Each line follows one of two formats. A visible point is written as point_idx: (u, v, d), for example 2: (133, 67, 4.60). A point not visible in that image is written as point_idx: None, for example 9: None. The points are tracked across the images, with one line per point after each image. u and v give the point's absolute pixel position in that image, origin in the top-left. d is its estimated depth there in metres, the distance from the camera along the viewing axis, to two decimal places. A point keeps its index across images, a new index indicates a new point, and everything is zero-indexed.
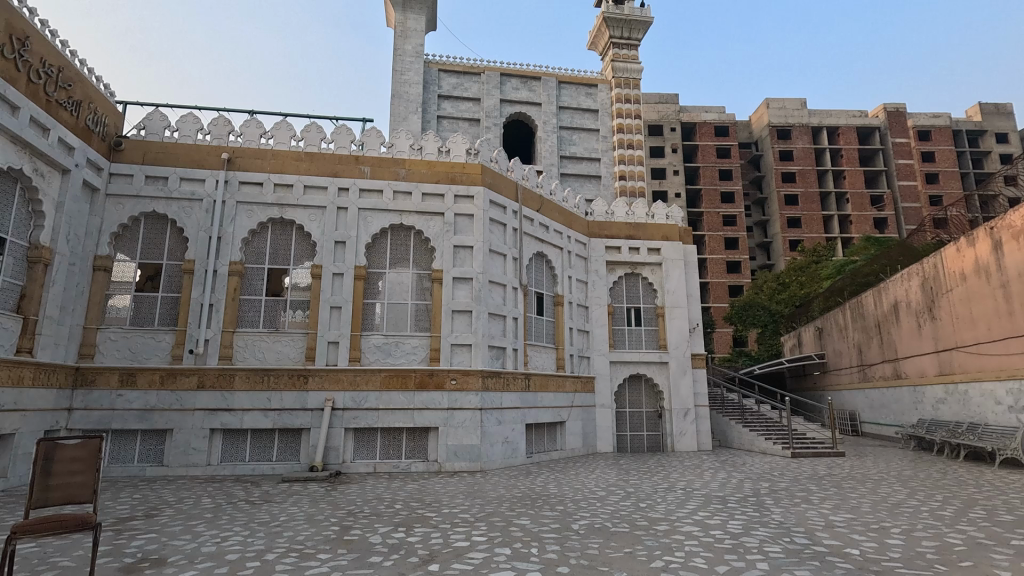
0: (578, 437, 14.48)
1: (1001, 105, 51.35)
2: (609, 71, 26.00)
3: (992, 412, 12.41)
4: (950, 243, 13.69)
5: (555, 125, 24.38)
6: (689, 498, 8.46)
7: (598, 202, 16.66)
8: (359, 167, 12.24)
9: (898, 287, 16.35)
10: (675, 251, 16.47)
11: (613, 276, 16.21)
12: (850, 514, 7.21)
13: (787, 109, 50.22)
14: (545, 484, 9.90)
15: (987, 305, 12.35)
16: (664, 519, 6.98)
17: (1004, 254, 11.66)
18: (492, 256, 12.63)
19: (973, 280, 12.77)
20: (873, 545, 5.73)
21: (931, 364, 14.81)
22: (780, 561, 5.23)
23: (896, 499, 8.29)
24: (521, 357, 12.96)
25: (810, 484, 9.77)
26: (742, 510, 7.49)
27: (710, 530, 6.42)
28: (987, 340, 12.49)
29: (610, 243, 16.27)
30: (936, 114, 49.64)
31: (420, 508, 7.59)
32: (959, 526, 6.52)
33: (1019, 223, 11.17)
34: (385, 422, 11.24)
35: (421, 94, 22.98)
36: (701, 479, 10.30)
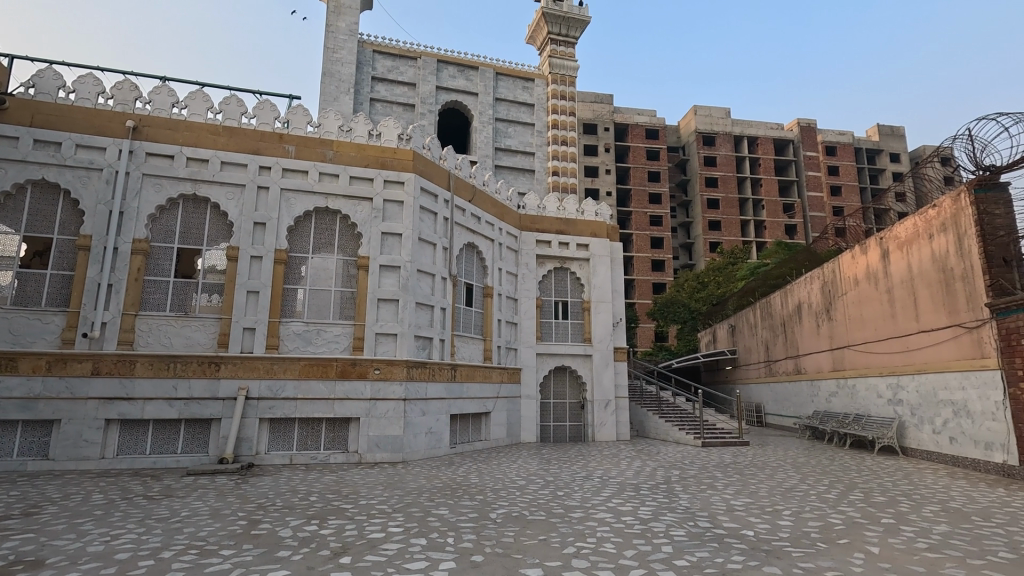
0: (503, 427, 14.62)
1: (896, 127, 56.59)
2: (546, 66, 26.22)
3: (874, 404, 13.62)
4: (846, 250, 14.96)
5: (491, 116, 24.33)
6: (605, 485, 8.80)
7: (531, 197, 16.83)
8: (283, 145, 11.65)
9: (802, 289, 17.72)
10: (603, 247, 16.95)
11: (542, 269, 16.46)
12: (749, 499, 7.76)
13: (713, 117, 52.81)
14: (467, 474, 9.91)
15: (875, 308, 13.62)
16: (579, 506, 7.21)
17: (890, 262, 12.87)
18: (422, 245, 12.44)
19: (865, 284, 14.03)
20: (766, 526, 6.21)
21: (826, 360, 16.19)
22: (684, 544, 5.54)
23: (789, 484, 8.99)
24: (448, 348, 12.87)
25: (715, 471, 10.43)
26: (653, 496, 7.88)
27: (622, 516, 6.70)
28: (873, 340, 13.79)
29: (540, 237, 16.48)
30: (842, 132, 54.03)
31: (336, 500, 7.39)
32: (840, 507, 7.20)
33: (903, 235, 12.36)
34: (304, 412, 10.84)
35: (354, 74, 22.17)
36: (617, 468, 10.73)
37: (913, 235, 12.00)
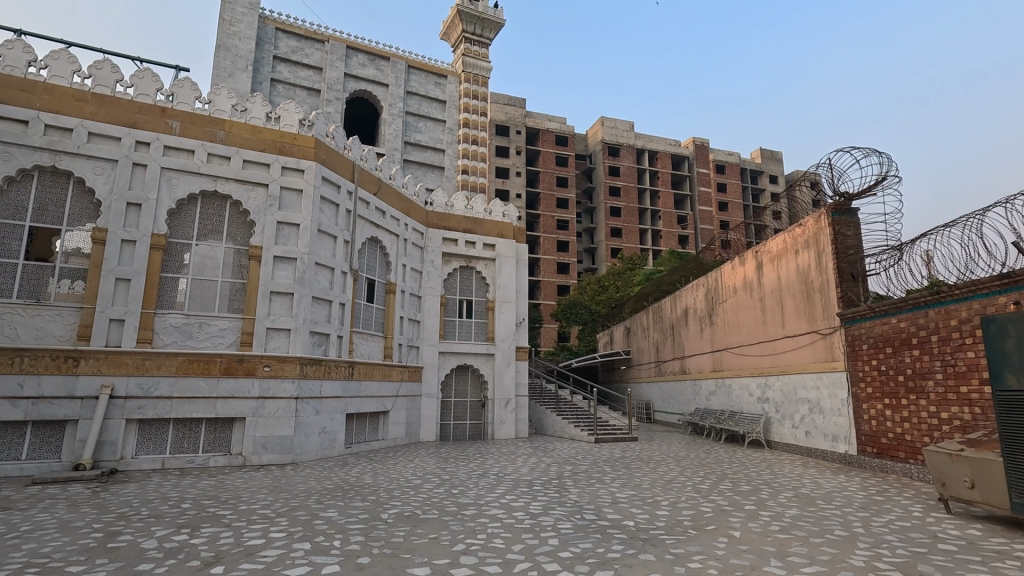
0: (401, 426, 14.36)
1: (774, 152, 62.72)
2: (459, 64, 26.16)
3: (746, 402, 15.01)
4: (728, 261, 16.37)
5: (401, 109, 23.83)
6: (500, 482, 8.95)
7: (438, 194, 16.71)
8: (166, 121, 10.65)
9: (689, 295, 19.15)
10: (509, 248, 17.21)
11: (448, 267, 16.41)
12: (632, 491, 8.25)
13: (618, 129, 55.49)
14: (360, 474, 9.63)
15: (749, 314, 15.03)
16: (473, 503, 7.28)
17: (763, 274, 14.27)
18: (321, 237, 11.90)
19: (742, 293, 15.44)
20: (645, 516, 6.64)
21: (707, 361, 17.64)
22: (569, 536, 5.78)
23: (669, 476, 9.66)
24: (346, 344, 12.43)
25: (605, 466, 10.97)
26: (544, 491, 8.13)
27: (514, 511, 6.85)
28: (746, 343, 15.21)
29: (447, 235, 16.41)
30: (730, 153, 58.98)
31: (213, 506, 6.88)
32: (710, 496, 7.88)
33: (775, 250, 13.76)
34: (180, 412, 9.97)
35: (253, 51, 20.74)
36: (513, 465, 10.96)
37: (782, 250, 13.38)
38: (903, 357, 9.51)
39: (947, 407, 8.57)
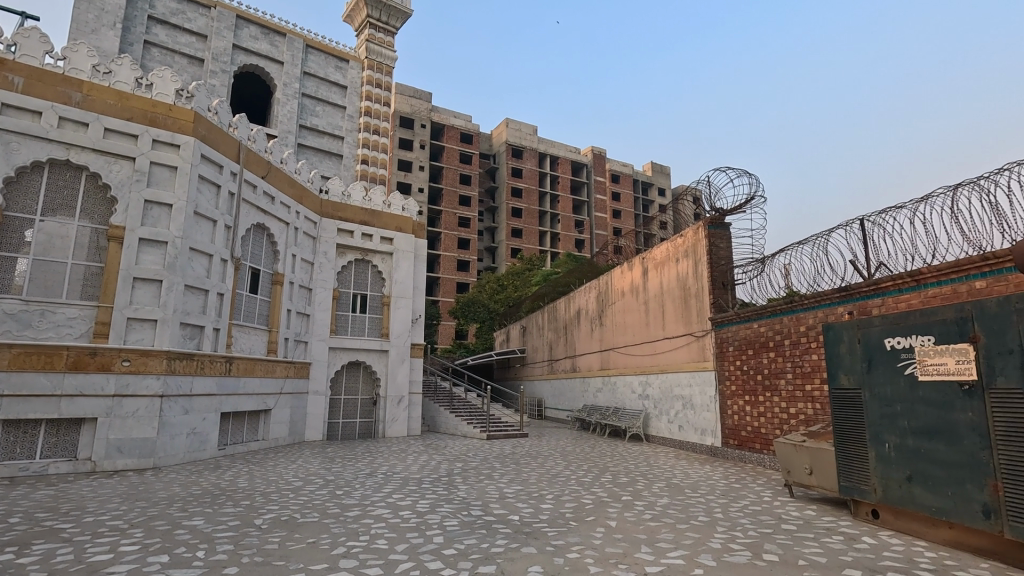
0: (284, 426, 13.53)
1: (663, 167, 67.40)
2: (362, 50, 25.19)
3: (629, 398, 15.96)
4: (618, 266, 17.31)
5: (297, 90, 22.46)
6: (387, 481, 8.74)
7: (334, 183, 15.99)
8: (5, 75, 9.19)
9: (582, 297, 19.99)
10: (407, 243, 16.85)
11: (342, 260, 15.75)
12: (519, 486, 8.45)
13: (522, 132, 56.55)
14: (235, 478, 8.94)
15: (634, 316, 16.01)
16: (357, 504, 7.04)
17: (648, 279, 15.26)
18: (198, 220, 10.84)
19: (629, 296, 16.40)
20: (530, 510, 6.83)
21: (596, 360, 18.54)
22: (455, 533, 5.78)
23: (555, 471, 10.01)
24: (223, 338, 11.47)
25: (495, 462, 11.13)
26: (433, 489, 8.07)
27: (399, 511, 6.72)
28: (631, 343, 16.19)
29: (342, 226, 15.73)
30: (625, 164, 62.44)
31: (50, 519, 6.02)
32: (592, 489, 8.28)
33: (659, 257, 14.77)
34: (13, 413, 8.64)
35: (123, 7, 18.45)
36: (403, 463, 10.76)
37: (665, 258, 14.39)
38: (762, 358, 10.61)
39: (794, 403, 9.69)
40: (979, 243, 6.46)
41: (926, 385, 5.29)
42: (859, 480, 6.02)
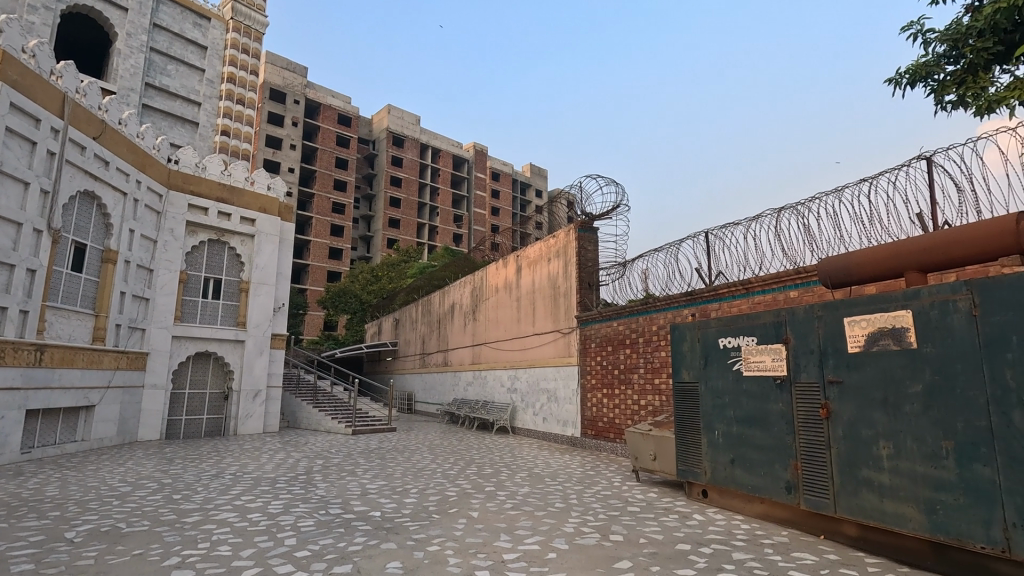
0: (112, 424, 11.87)
1: (541, 170, 70.07)
2: (227, 9, 22.81)
3: (497, 392, 16.37)
4: (493, 263, 17.65)
5: (144, 43, 19.73)
6: (236, 482, 8.06)
7: (187, 153, 14.32)
8: None
9: (456, 291, 20.09)
10: (272, 225, 15.53)
11: (193, 239, 14.18)
12: (382, 482, 8.27)
13: (404, 120, 55.27)
14: (42, 486, 7.64)
15: (506, 312, 16.44)
16: (198, 509, 6.40)
17: (521, 276, 15.75)
18: (3, 180, 9.07)
19: (502, 293, 16.80)
20: (392, 506, 6.71)
21: (467, 354, 18.74)
22: (309, 534, 5.48)
23: (422, 465, 9.94)
24: (33, 322, 9.74)
25: (358, 458, 10.77)
26: (288, 489, 7.60)
27: (248, 514, 6.23)
28: (502, 338, 16.59)
29: (194, 202, 14.16)
30: (505, 163, 63.87)
31: None
32: (456, 481, 8.36)
33: (532, 256, 15.31)
34: None
35: None
36: (256, 462, 10.00)
37: (538, 257, 14.97)
38: (619, 354, 11.46)
39: (645, 395, 10.59)
40: (794, 259, 7.58)
41: (749, 379, 6.08)
42: (693, 463, 6.78)
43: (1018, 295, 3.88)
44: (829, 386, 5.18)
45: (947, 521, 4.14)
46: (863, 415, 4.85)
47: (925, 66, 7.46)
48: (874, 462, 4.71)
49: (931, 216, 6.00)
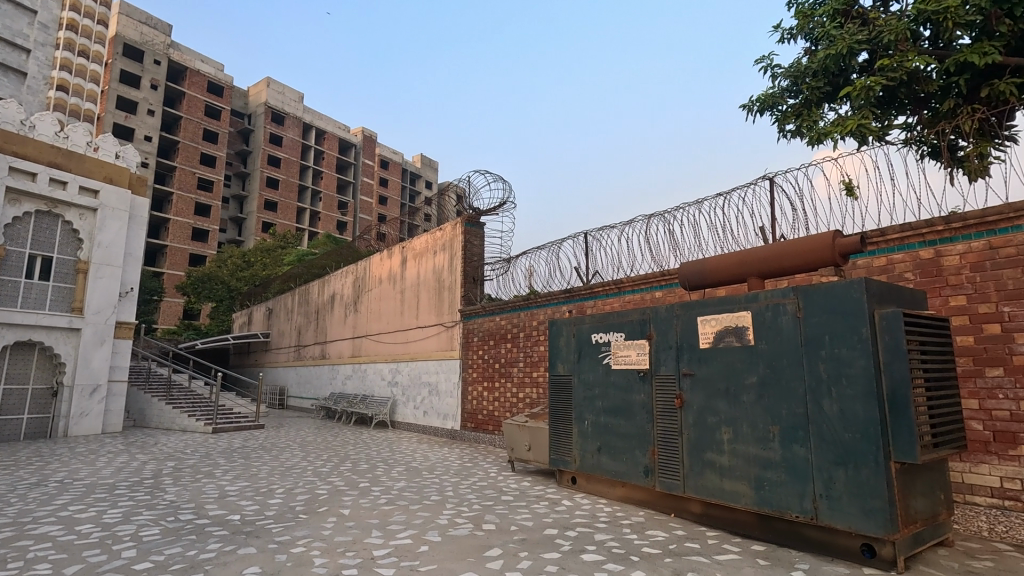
0: None
1: (432, 162, 69.34)
2: None
3: (377, 385, 15.95)
4: (377, 253, 17.14)
5: None
6: (64, 491, 7.04)
7: (9, 106, 12.11)
8: None
9: (337, 281, 19.23)
10: (119, 199, 13.72)
11: (14, 209, 12.05)
12: (245, 483, 7.70)
13: (286, 97, 51.66)
14: None
15: (389, 304, 16.05)
16: (9, 524, 5.48)
17: (406, 268, 15.47)
18: None
19: (385, 284, 16.37)
20: (254, 508, 6.27)
21: (347, 347, 18.02)
22: (153, 544, 4.94)
23: (291, 463, 9.40)
24: None
25: (218, 458, 9.91)
26: (130, 496, 6.78)
27: (76, 526, 5.46)
28: (384, 331, 16.17)
29: (17, 165, 12.02)
30: (395, 151, 62.29)
31: None
32: (327, 479, 8.02)
33: (418, 248, 15.10)
34: None
35: None
36: (91, 467, 8.80)
37: (424, 249, 14.80)
38: (500, 348, 11.71)
39: (523, 388, 10.91)
40: (660, 262, 8.25)
41: (616, 372, 6.52)
42: (564, 452, 7.14)
43: (832, 300, 4.55)
44: (683, 378, 5.72)
45: (772, 495, 4.78)
46: (709, 404, 5.42)
47: (771, 98, 8.50)
48: (717, 446, 5.29)
49: (772, 230, 6.82)
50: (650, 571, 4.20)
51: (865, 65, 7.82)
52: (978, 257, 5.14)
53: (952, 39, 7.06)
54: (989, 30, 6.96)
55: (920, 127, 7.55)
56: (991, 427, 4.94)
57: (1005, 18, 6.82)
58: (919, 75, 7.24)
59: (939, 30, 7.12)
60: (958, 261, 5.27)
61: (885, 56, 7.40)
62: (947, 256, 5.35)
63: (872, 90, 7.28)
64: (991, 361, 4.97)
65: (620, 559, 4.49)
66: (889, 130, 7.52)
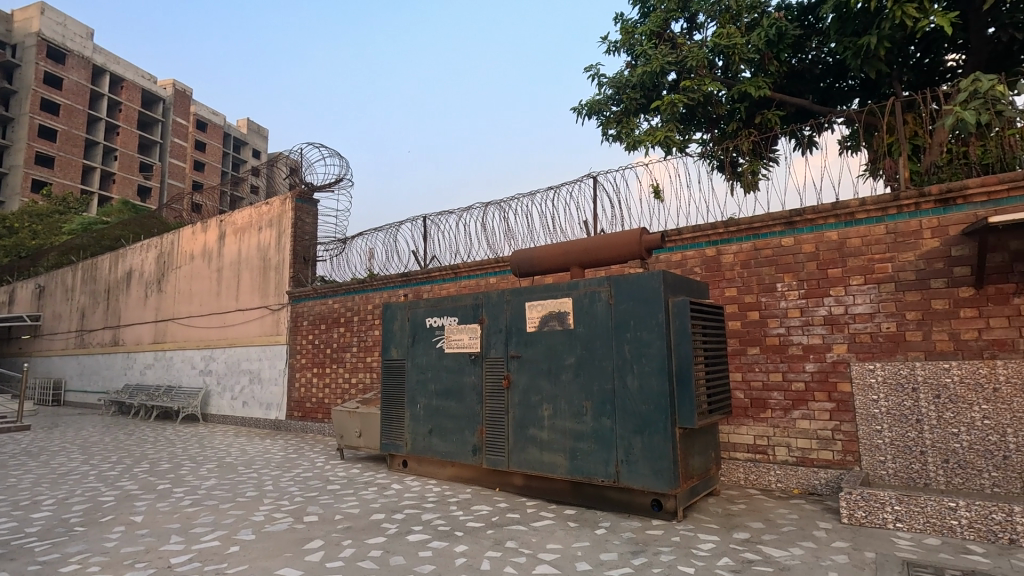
0: None
1: (261, 129, 62.99)
2: None
3: (186, 375, 14.14)
4: (188, 225, 15.11)
5: None
6: None
7: None
8: None
9: (135, 255, 16.55)
10: None
11: None
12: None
13: (68, 30, 42.63)
14: None
15: (203, 284, 14.30)
16: None
17: (224, 245, 13.90)
18: None
19: (198, 261, 14.54)
20: (11, 526, 5.17)
21: (147, 332, 15.66)
22: None
23: (66, 469, 7.93)
24: None
25: None
26: None
27: None
28: (196, 314, 14.36)
29: None
30: (215, 113, 55.31)
31: None
32: (116, 483, 6.93)
33: (239, 222, 13.64)
34: None
35: None
36: None
37: (246, 224, 13.42)
38: (332, 333, 11.16)
39: (356, 373, 10.53)
40: (495, 249, 8.54)
41: (449, 355, 6.62)
42: (395, 436, 7.09)
43: (637, 289, 5.15)
44: (511, 360, 6.03)
45: (583, 464, 5.30)
46: (533, 383, 5.79)
47: (598, 104, 9.28)
48: (539, 422, 5.69)
49: (593, 224, 7.47)
50: (472, 544, 4.39)
51: (673, 84, 8.93)
52: (747, 256, 6.22)
53: (737, 71, 8.40)
54: (763, 68, 8.42)
55: (712, 143, 8.88)
56: (749, 395, 6.05)
57: (773, 60, 8.31)
58: (713, 98, 8.51)
59: (729, 63, 8.42)
60: (732, 259, 6.32)
61: (689, 79, 8.53)
62: (726, 254, 6.38)
63: (677, 107, 8.38)
64: (752, 341, 6.08)
65: (445, 536, 4.62)
66: (689, 143, 8.71)
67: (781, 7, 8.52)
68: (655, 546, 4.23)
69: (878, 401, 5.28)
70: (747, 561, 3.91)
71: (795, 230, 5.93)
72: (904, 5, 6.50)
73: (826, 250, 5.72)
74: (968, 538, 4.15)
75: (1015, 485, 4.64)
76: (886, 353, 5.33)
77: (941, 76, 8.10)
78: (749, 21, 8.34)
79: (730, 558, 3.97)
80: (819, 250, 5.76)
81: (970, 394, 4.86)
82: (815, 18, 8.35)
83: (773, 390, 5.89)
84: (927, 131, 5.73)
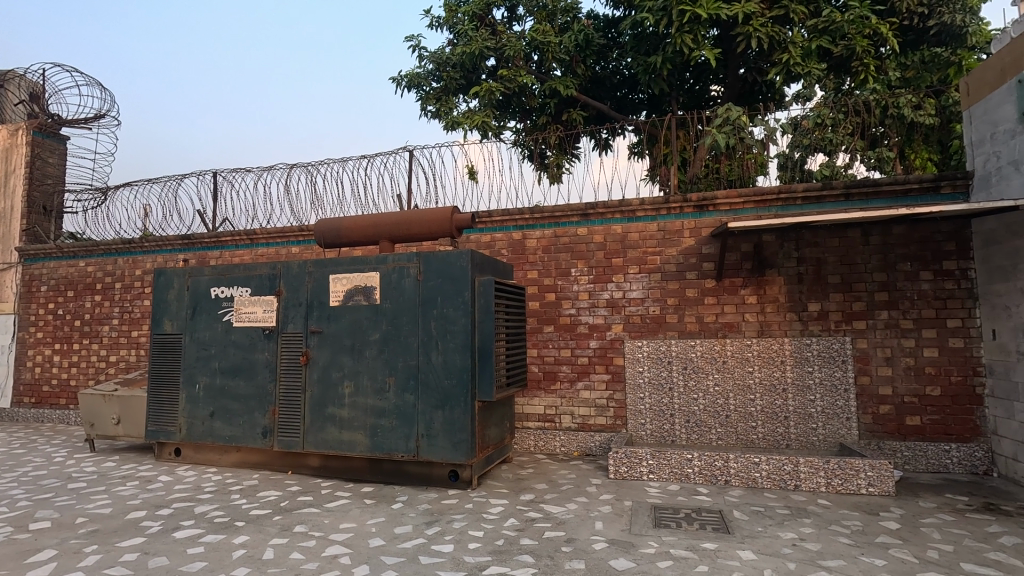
0: None
1: None
2: None
3: None
4: None
5: None
6: None
7: None
8: None
9: None
10: None
11: None
12: None
13: None
14: None
15: None
16: None
17: None
18: None
19: None
20: None
21: None
22: None
23: None
24: None
25: None
26: None
27: None
28: None
29: None
30: None
31: None
32: None
33: None
34: None
35: None
36: None
37: None
38: (84, 302, 9.20)
39: (116, 349, 8.86)
40: (298, 216, 7.86)
41: (238, 330, 5.94)
42: (166, 422, 6.16)
43: (444, 266, 5.21)
44: (311, 335, 5.65)
45: (383, 440, 5.23)
46: (334, 360, 5.52)
47: (419, 76, 9.10)
48: (338, 400, 5.45)
49: (407, 198, 7.31)
50: (254, 533, 4.04)
51: (492, 70, 9.16)
52: (548, 242, 6.72)
53: (550, 68, 8.94)
54: (572, 69, 9.12)
55: (524, 133, 9.37)
56: (543, 368, 6.59)
57: (581, 63, 9.08)
58: (527, 90, 8.96)
59: (543, 59, 8.93)
60: (536, 244, 6.78)
61: (506, 68, 8.84)
62: (530, 239, 6.81)
63: (494, 94, 8.64)
64: (548, 320, 6.62)
65: (221, 528, 4.16)
66: (503, 130, 9.06)
67: (589, 16, 9.31)
68: (449, 515, 4.38)
69: (642, 372, 6.19)
70: (530, 519, 4.28)
71: (589, 221, 6.58)
72: (684, 34, 7.57)
73: (612, 241, 6.47)
74: (697, 482, 5.13)
75: (731, 437, 5.87)
76: (651, 332, 6.25)
77: (706, 102, 9.68)
78: (562, 23, 8.94)
79: (516, 518, 4.31)
80: (607, 241, 6.49)
81: (707, 365, 6.00)
82: (617, 33, 9.29)
83: (563, 364, 6.51)
84: (693, 147, 6.79)
